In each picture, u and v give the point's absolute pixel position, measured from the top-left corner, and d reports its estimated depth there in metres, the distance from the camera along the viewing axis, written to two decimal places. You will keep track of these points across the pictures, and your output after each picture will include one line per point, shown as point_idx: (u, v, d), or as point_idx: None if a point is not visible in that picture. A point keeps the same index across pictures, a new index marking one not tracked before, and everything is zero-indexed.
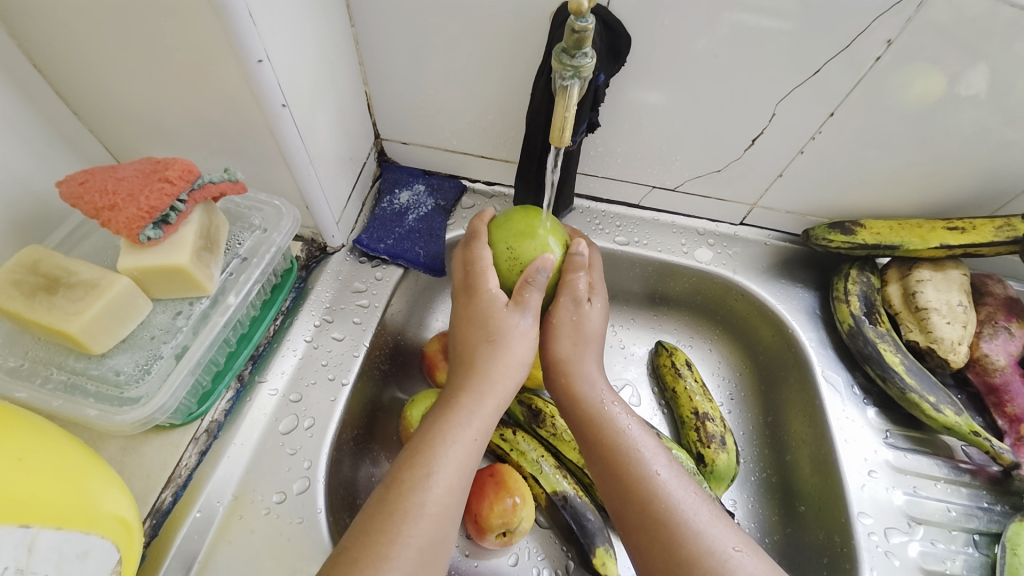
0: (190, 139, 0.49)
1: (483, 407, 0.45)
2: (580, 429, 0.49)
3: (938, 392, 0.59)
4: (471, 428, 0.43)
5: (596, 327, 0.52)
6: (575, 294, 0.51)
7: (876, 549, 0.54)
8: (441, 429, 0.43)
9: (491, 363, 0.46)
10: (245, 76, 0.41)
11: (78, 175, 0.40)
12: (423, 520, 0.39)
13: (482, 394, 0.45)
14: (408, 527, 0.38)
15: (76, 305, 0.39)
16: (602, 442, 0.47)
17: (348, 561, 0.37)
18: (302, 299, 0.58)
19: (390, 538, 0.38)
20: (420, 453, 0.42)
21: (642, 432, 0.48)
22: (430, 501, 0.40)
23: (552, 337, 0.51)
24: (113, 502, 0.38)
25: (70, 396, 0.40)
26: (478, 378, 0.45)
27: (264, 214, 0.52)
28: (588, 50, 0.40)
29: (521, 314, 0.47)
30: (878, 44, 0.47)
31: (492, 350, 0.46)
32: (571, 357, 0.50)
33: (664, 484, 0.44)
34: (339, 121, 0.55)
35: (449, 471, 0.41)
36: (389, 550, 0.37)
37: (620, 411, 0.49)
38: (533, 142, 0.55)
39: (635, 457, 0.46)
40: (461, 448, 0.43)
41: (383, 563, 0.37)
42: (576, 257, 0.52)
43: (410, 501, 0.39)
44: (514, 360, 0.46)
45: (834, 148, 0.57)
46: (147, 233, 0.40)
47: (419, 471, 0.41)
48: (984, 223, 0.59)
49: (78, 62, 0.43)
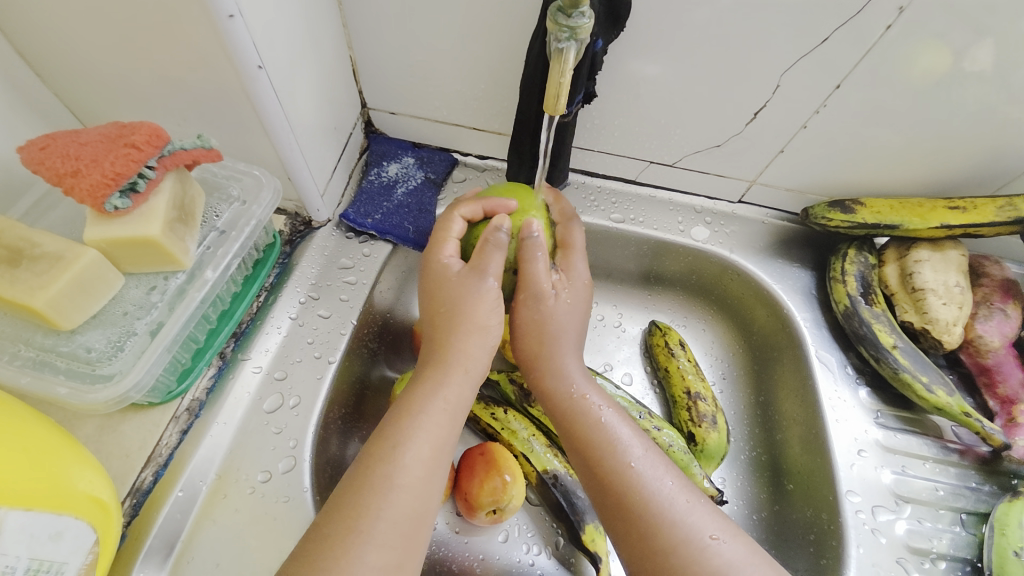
0: (163, 103, 0.46)
1: (452, 378, 0.44)
2: (555, 417, 0.49)
3: (931, 372, 0.58)
4: (441, 399, 0.43)
5: (564, 321, 0.50)
6: (536, 287, 0.49)
7: (863, 527, 0.54)
8: (415, 404, 0.42)
9: (459, 336, 0.45)
10: (216, 33, 0.38)
11: (39, 140, 0.37)
12: (396, 493, 0.38)
13: (453, 365, 0.44)
14: (380, 502, 0.38)
15: (40, 279, 0.37)
16: (577, 429, 0.47)
17: (319, 536, 0.36)
18: (287, 275, 0.56)
19: (362, 513, 0.37)
20: (392, 430, 0.41)
21: (619, 419, 0.47)
22: (400, 474, 0.39)
23: (522, 334, 0.50)
24: (88, 481, 0.37)
25: (39, 372, 0.39)
26: (447, 352, 0.45)
27: (243, 184, 0.50)
28: (585, 9, 0.37)
29: (480, 277, 0.47)
30: (889, 12, 0.45)
31: (452, 322, 0.46)
32: (540, 353, 0.49)
33: (642, 471, 0.44)
34: (322, 87, 0.52)
35: (419, 443, 0.40)
36: (360, 524, 0.36)
37: (598, 400, 0.48)
38: (526, 111, 0.53)
39: (609, 439, 0.45)
40: (430, 420, 0.42)
41: (354, 537, 0.36)
42: (527, 241, 0.49)
43: (380, 475, 0.39)
44: (475, 323, 0.46)
45: (839, 123, 0.55)
46: (114, 202, 0.38)
47: (388, 444, 0.40)
48: (985, 203, 0.58)
49: (33, 15, 0.39)
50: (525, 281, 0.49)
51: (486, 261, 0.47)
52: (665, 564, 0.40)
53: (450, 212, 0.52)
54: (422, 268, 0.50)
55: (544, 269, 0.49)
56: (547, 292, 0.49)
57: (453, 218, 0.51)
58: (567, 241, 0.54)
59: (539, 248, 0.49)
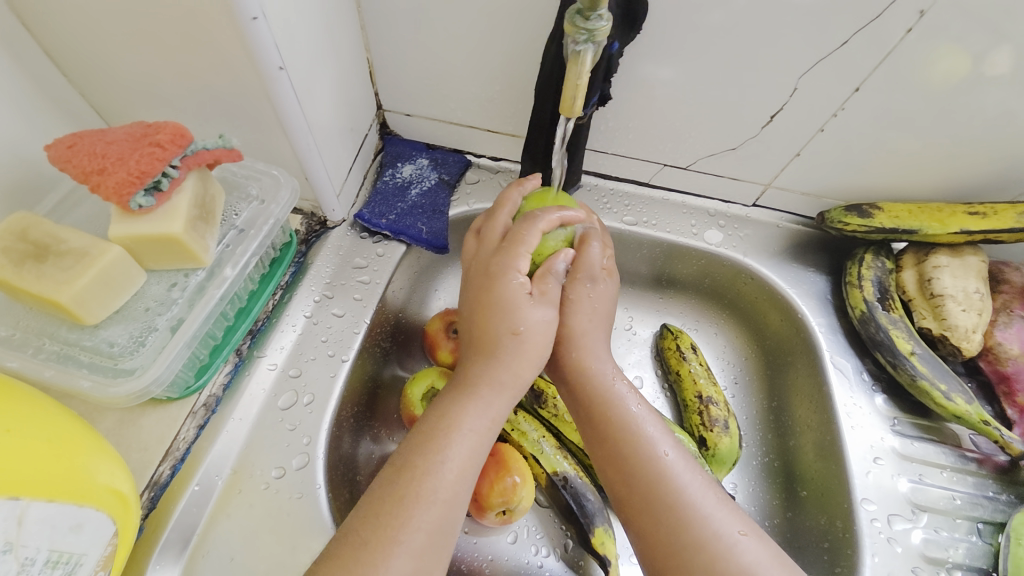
0: (185, 103, 0.47)
1: (495, 396, 0.44)
2: (584, 409, 0.48)
3: (950, 380, 0.57)
4: (486, 418, 0.43)
5: (605, 306, 0.51)
6: (592, 267, 0.50)
7: (878, 535, 0.53)
8: (456, 417, 0.42)
9: (507, 352, 0.45)
10: (238, 34, 0.39)
11: (66, 138, 0.38)
12: (435, 505, 0.39)
13: (497, 381, 0.44)
14: (418, 512, 0.38)
15: (66, 274, 0.37)
16: (605, 423, 0.46)
17: (355, 542, 0.37)
18: (302, 273, 0.57)
19: (400, 522, 0.37)
20: (431, 440, 0.41)
21: (647, 413, 0.47)
22: (440, 488, 0.39)
23: (564, 312, 0.49)
24: (108, 474, 0.38)
25: (63, 366, 0.39)
26: (491, 368, 0.44)
27: (261, 183, 0.50)
28: (603, 11, 0.37)
29: (548, 307, 0.46)
30: (908, 15, 0.44)
31: (514, 347, 0.45)
32: (584, 333, 0.49)
33: (671, 466, 0.44)
34: (339, 89, 0.53)
35: (460, 457, 0.41)
36: (399, 533, 0.37)
37: (628, 391, 0.47)
38: (542, 113, 0.53)
39: (637, 438, 0.45)
40: (470, 437, 0.42)
41: (392, 546, 0.37)
42: (588, 228, 0.51)
43: (420, 486, 0.39)
44: (534, 354, 0.45)
45: (856, 127, 0.55)
46: (138, 200, 0.38)
47: (429, 457, 0.40)
48: (1006, 208, 0.57)
49: (63, 16, 0.40)
50: (582, 261, 0.49)
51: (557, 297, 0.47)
52: (692, 563, 0.40)
53: (524, 221, 0.49)
54: (487, 276, 0.47)
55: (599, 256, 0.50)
56: (600, 275, 0.50)
57: (530, 230, 0.48)
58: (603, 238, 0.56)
59: (595, 238, 0.51)
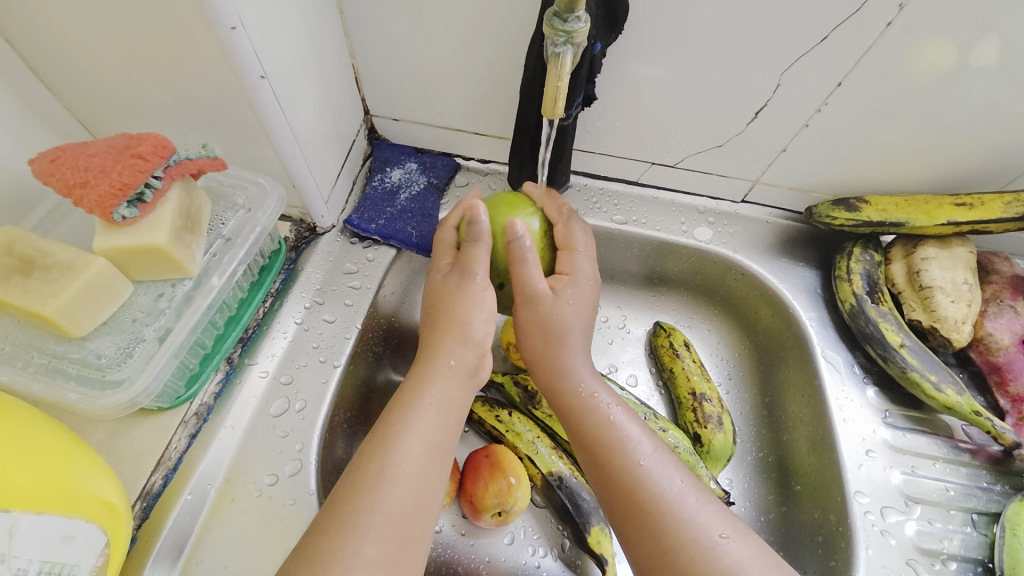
0: (168, 114, 0.47)
1: (442, 376, 0.45)
2: (563, 416, 0.49)
3: (940, 371, 0.58)
4: (430, 396, 0.43)
5: (571, 318, 0.49)
6: (533, 290, 0.48)
7: (872, 528, 0.54)
8: (408, 400, 0.43)
9: (449, 335, 0.46)
10: (219, 44, 0.39)
11: (49, 152, 0.38)
12: (391, 488, 0.39)
13: (444, 363, 0.45)
14: (375, 496, 0.38)
15: (52, 287, 0.38)
16: (584, 429, 0.47)
17: (319, 531, 0.37)
18: (293, 280, 0.57)
19: (357, 506, 0.38)
20: (389, 425, 0.42)
21: (629, 418, 0.47)
22: (397, 468, 0.40)
23: (524, 333, 0.50)
24: (98, 485, 0.38)
25: (51, 379, 0.40)
26: (437, 350, 0.46)
27: (248, 192, 0.51)
28: (580, 13, 0.38)
29: (466, 278, 0.48)
30: (889, 9, 0.45)
31: (442, 321, 0.47)
32: (548, 351, 0.49)
33: (650, 469, 0.44)
34: (324, 95, 0.53)
35: (413, 439, 0.41)
36: (355, 518, 0.37)
37: (606, 399, 0.48)
38: (527, 115, 0.53)
39: (619, 439, 0.45)
40: (427, 418, 0.42)
41: (349, 530, 0.37)
42: (515, 246, 0.48)
43: (375, 469, 0.39)
44: (460, 321, 0.46)
45: (841, 121, 0.55)
46: (121, 212, 0.39)
47: (386, 440, 0.41)
48: (993, 199, 0.57)
49: (45, 30, 0.40)
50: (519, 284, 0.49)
51: (469, 260, 0.48)
52: (672, 566, 0.40)
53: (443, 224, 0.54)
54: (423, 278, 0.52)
55: (537, 274, 0.48)
56: (545, 295, 0.49)
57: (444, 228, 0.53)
58: (568, 242, 0.52)
59: (528, 254, 0.48)
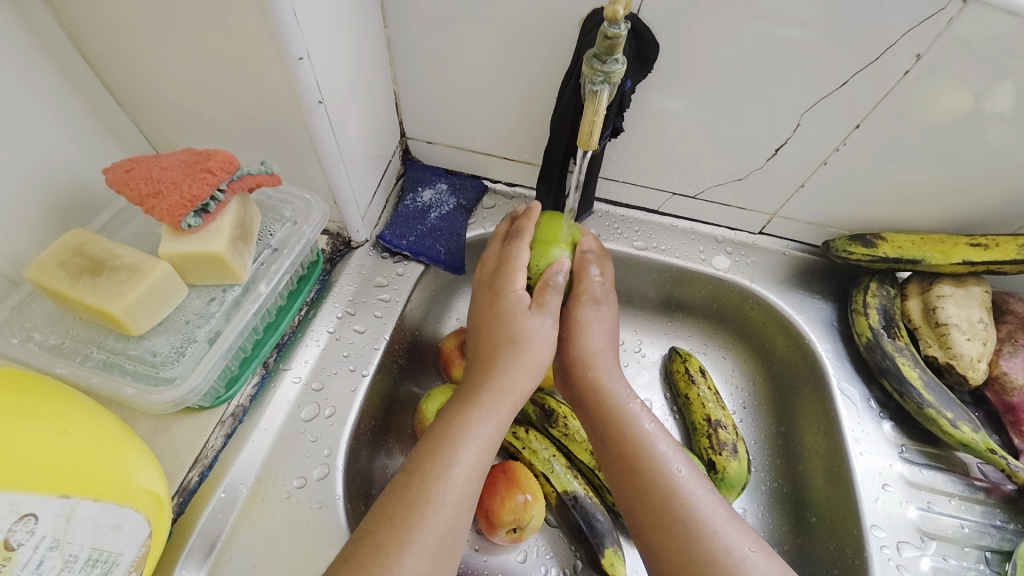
0: (228, 132, 0.51)
1: (501, 407, 0.46)
2: (600, 426, 0.49)
3: (956, 408, 0.58)
4: (490, 424, 0.45)
5: (607, 330, 0.53)
6: (594, 291, 0.54)
7: (888, 562, 0.54)
8: (464, 424, 0.45)
9: (509, 365, 0.47)
10: (286, 73, 0.42)
11: (124, 163, 0.41)
12: (444, 508, 0.41)
13: (503, 392, 0.47)
14: (429, 515, 0.40)
15: (119, 288, 0.40)
16: (620, 445, 0.48)
17: (373, 544, 0.38)
18: (326, 291, 0.60)
19: (415, 524, 0.39)
20: (443, 446, 0.43)
21: (661, 433, 0.48)
22: (450, 491, 0.41)
23: (569, 341, 0.53)
24: (148, 478, 0.40)
25: (108, 373, 0.42)
26: (498, 376, 0.47)
27: (294, 206, 0.54)
28: (619, 56, 0.41)
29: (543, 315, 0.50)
30: (905, 59, 0.47)
31: (512, 351, 0.48)
32: (598, 352, 0.52)
33: (684, 483, 0.45)
34: (368, 119, 0.57)
35: (469, 463, 0.43)
36: (412, 535, 0.39)
37: (640, 413, 0.49)
38: (556, 145, 0.57)
39: (652, 462, 0.46)
40: (477, 441, 0.44)
41: (405, 547, 0.38)
42: (586, 254, 0.55)
43: (431, 489, 0.41)
44: (533, 362, 0.48)
45: (857, 160, 0.57)
46: (188, 221, 0.42)
47: (440, 462, 0.42)
48: (1007, 240, 0.59)
49: (124, 52, 0.44)
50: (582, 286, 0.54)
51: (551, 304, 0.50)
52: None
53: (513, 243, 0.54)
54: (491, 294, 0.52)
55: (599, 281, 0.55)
56: (601, 296, 0.54)
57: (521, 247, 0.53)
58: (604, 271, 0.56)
59: (591, 262, 0.55)
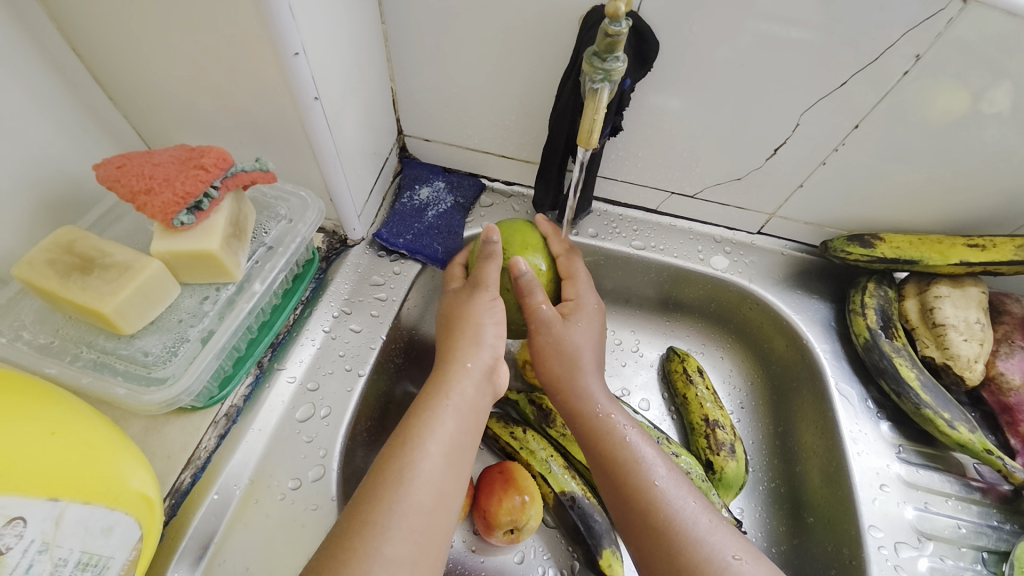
0: (222, 128, 0.50)
1: (466, 389, 0.46)
2: (581, 435, 0.50)
3: (953, 409, 0.58)
4: (459, 407, 0.45)
5: (585, 340, 0.53)
6: (545, 313, 0.52)
7: (885, 563, 0.53)
8: (432, 408, 0.44)
9: (479, 358, 0.48)
10: (281, 69, 0.42)
11: (115, 159, 0.41)
12: (414, 490, 0.40)
13: (469, 375, 0.47)
14: (393, 495, 0.39)
15: (109, 286, 0.40)
16: (603, 452, 0.48)
17: (343, 530, 0.38)
18: (322, 289, 0.59)
19: (380, 506, 0.39)
20: (411, 430, 0.43)
21: (642, 439, 0.49)
22: (419, 473, 0.41)
23: (543, 357, 0.53)
24: (139, 479, 0.39)
25: (99, 373, 0.41)
26: (466, 365, 0.48)
27: (290, 204, 0.53)
28: (619, 54, 0.40)
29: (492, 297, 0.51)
30: (905, 59, 0.47)
31: (475, 339, 0.49)
32: (568, 372, 0.52)
33: (664, 491, 0.45)
34: (365, 116, 0.56)
35: (439, 447, 0.42)
36: (378, 518, 0.38)
37: (621, 420, 0.50)
38: (555, 143, 0.56)
39: (635, 468, 0.46)
40: (449, 426, 0.44)
41: (373, 530, 0.38)
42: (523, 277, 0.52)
43: (399, 471, 0.40)
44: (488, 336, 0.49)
45: (857, 161, 0.57)
46: (181, 218, 0.41)
47: (408, 445, 0.42)
48: (1005, 241, 0.59)
49: (115, 46, 0.43)
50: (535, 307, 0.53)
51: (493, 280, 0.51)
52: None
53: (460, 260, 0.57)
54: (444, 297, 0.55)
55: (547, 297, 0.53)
56: (555, 317, 0.52)
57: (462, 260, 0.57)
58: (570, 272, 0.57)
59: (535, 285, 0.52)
